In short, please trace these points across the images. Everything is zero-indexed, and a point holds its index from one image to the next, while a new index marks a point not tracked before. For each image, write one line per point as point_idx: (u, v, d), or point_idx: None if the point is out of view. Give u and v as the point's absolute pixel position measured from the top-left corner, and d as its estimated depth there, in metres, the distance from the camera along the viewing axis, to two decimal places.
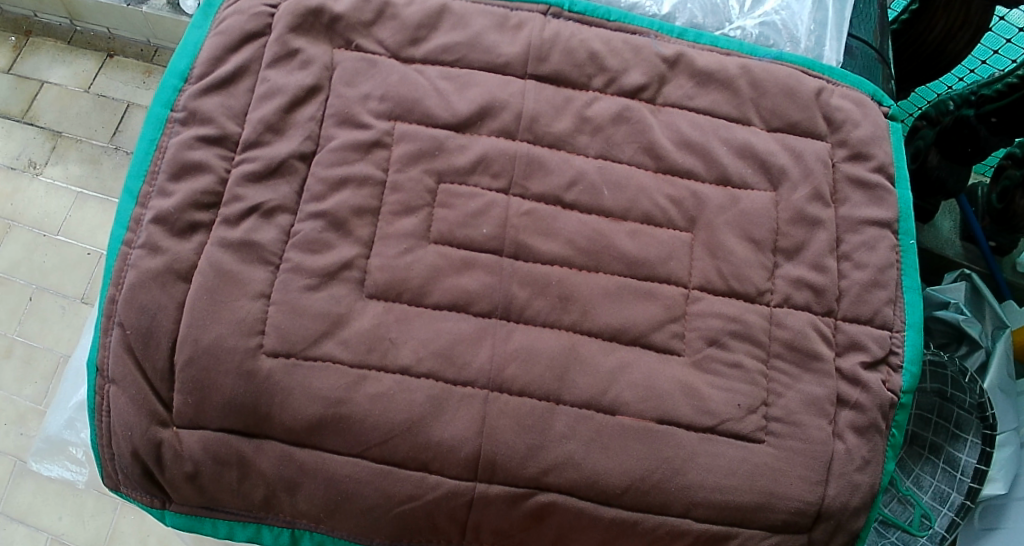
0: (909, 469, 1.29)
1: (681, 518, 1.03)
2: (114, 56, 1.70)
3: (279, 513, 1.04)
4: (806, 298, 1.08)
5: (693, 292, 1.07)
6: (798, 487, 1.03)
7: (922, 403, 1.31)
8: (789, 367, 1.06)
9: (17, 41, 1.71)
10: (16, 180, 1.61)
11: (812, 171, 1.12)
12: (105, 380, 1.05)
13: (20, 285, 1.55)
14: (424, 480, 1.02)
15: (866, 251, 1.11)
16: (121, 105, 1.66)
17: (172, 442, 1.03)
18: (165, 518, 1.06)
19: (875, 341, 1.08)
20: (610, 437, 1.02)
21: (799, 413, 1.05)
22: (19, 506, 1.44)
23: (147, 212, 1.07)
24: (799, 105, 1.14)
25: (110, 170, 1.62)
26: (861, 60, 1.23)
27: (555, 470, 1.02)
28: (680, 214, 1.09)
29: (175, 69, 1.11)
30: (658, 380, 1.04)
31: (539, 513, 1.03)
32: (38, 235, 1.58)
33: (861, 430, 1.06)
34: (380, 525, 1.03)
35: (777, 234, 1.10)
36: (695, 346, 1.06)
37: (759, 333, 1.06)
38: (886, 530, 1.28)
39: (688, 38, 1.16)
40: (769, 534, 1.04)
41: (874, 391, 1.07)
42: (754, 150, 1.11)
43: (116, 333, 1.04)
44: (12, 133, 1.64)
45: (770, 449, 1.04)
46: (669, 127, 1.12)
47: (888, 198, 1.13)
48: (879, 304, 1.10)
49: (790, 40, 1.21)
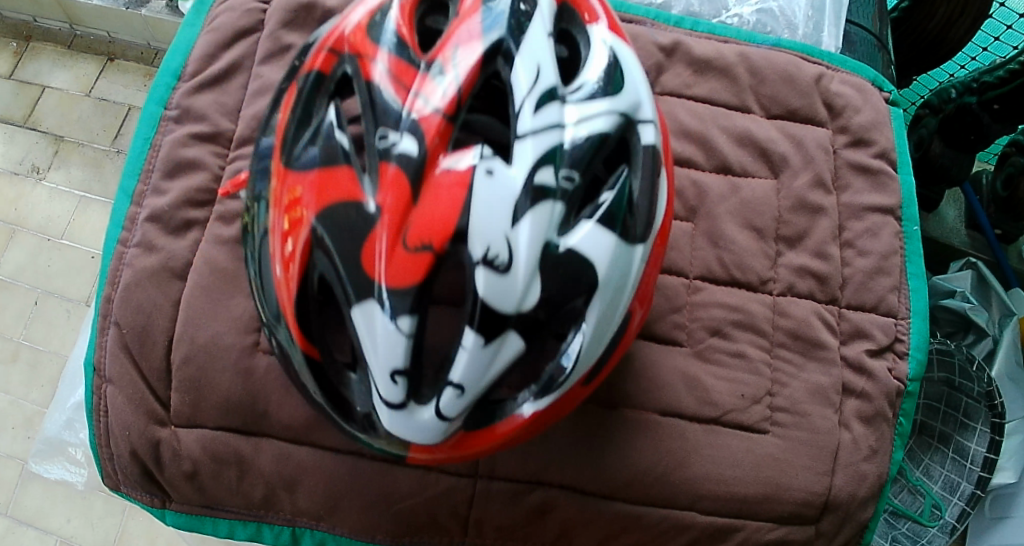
0: (919, 459, 1.28)
1: (685, 511, 1.01)
2: (115, 60, 1.66)
3: (280, 511, 1.03)
4: (810, 287, 1.07)
5: (695, 282, 1.06)
6: (804, 477, 1.02)
7: (931, 392, 1.28)
8: (793, 355, 1.05)
9: (19, 46, 1.69)
10: (20, 185, 1.59)
11: (812, 157, 1.11)
12: (103, 380, 1.04)
13: (26, 289, 1.53)
14: (424, 476, 1.01)
15: (869, 237, 1.10)
16: (123, 108, 1.63)
17: (170, 441, 1.02)
18: (165, 517, 1.04)
19: (881, 329, 1.07)
20: (612, 430, 1.01)
21: (804, 403, 1.04)
22: (29, 509, 1.42)
23: (141, 211, 1.07)
24: (798, 92, 1.13)
25: (112, 173, 1.60)
26: (861, 48, 1.20)
27: (557, 465, 1.01)
28: (680, 205, 1.08)
29: (168, 68, 1.11)
30: (661, 371, 1.03)
31: (542, 508, 1.01)
32: (42, 240, 1.56)
33: (868, 419, 1.05)
34: (381, 521, 1.01)
35: (779, 221, 1.09)
36: (698, 336, 1.05)
37: (762, 322, 1.05)
38: (896, 521, 1.27)
39: (686, 26, 1.16)
40: (776, 526, 1.02)
41: (879, 379, 1.06)
42: (752, 137, 1.11)
43: (113, 332, 1.04)
44: (15, 138, 1.62)
45: (775, 440, 1.03)
46: (668, 115, 1.11)
47: (891, 183, 1.12)
48: (883, 291, 1.08)
49: (788, 26, 1.21)
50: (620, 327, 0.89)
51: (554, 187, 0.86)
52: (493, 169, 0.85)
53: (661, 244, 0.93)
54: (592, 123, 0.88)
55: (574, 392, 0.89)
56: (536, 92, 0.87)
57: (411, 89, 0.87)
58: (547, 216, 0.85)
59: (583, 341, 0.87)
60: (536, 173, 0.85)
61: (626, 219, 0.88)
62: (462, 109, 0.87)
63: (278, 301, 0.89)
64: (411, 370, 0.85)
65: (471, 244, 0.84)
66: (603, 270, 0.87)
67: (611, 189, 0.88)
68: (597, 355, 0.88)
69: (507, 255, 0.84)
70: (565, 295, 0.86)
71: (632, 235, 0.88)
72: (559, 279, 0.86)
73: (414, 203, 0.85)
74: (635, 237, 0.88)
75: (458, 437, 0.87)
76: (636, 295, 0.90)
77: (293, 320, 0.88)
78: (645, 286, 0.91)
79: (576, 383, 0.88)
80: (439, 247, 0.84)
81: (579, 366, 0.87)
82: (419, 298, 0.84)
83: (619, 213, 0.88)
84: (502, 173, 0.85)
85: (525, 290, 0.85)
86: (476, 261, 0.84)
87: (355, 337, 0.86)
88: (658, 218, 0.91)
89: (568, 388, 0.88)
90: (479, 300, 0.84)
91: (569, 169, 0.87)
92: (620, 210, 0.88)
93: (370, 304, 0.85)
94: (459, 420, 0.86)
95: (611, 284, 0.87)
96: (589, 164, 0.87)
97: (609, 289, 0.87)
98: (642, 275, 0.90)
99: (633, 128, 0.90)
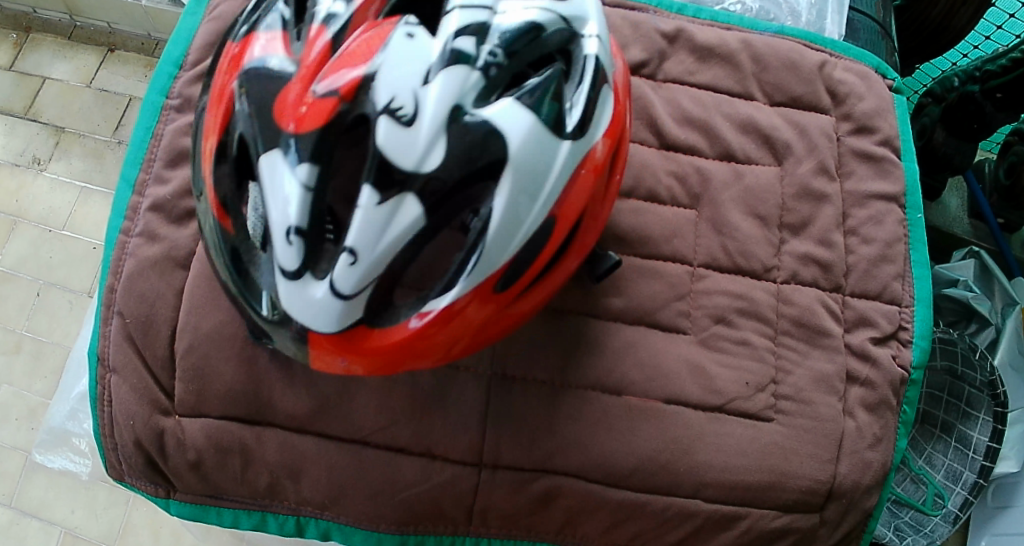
0: (921, 448, 1.27)
1: (690, 499, 1.01)
2: (116, 51, 1.66)
3: (285, 500, 1.03)
4: (813, 274, 1.07)
5: (699, 270, 1.06)
6: (808, 466, 1.02)
7: (932, 381, 1.28)
8: (797, 343, 1.05)
9: (18, 38, 1.68)
10: (21, 176, 1.59)
11: (816, 145, 1.11)
12: (107, 370, 1.03)
13: (28, 281, 1.53)
14: (429, 465, 1.01)
15: (873, 225, 1.09)
16: (123, 99, 1.63)
17: (174, 430, 1.02)
18: (170, 507, 1.04)
19: (884, 316, 1.07)
20: (616, 418, 1.01)
21: (808, 391, 1.04)
22: (33, 500, 1.42)
23: (143, 200, 1.07)
24: (802, 79, 1.13)
25: (113, 163, 1.59)
26: (864, 35, 1.19)
27: (562, 453, 1.00)
28: (684, 192, 1.08)
29: (170, 57, 1.12)
30: (665, 359, 1.03)
31: (547, 496, 1.01)
32: (44, 231, 1.56)
33: (872, 406, 1.04)
34: (386, 510, 1.01)
35: (783, 209, 1.09)
36: (702, 324, 1.04)
37: (766, 310, 1.05)
38: (898, 509, 1.27)
39: (688, 13, 1.16)
40: (780, 514, 1.02)
41: (883, 367, 1.05)
42: (756, 125, 1.11)
43: (116, 321, 1.03)
44: (16, 129, 1.61)
45: (780, 428, 1.03)
46: (671, 103, 1.11)
47: (895, 171, 1.12)
48: (887, 279, 1.08)
49: (791, 14, 1.21)
50: (542, 231, 0.88)
51: (474, 56, 0.87)
52: (416, 33, 0.86)
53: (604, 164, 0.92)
54: (525, 17, 0.89)
55: (486, 291, 0.87)
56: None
57: None
58: (462, 78, 0.86)
59: (495, 215, 0.86)
60: (456, 39, 0.86)
61: (556, 115, 0.88)
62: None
63: (204, 175, 0.90)
64: (310, 231, 0.85)
65: (376, 94, 0.85)
66: (516, 140, 0.86)
67: (537, 76, 0.89)
68: (514, 244, 0.87)
69: (412, 107, 0.85)
70: (462, 175, 0.86)
71: (561, 128, 0.88)
72: (459, 152, 0.85)
73: (331, 58, 0.87)
74: (564, 132, 0.88)
75: (355, 331, 0.86)
76: (564, 197, 0.89)
77: (212, 191, 0.89)
78: (582, 187, 0.90)
79: (492, 276, 0.87)
80: (347, 94, 0.85)
81: (490, 257, 0.87)
82: (326, 151, 0.85)
83: (546, 98, 0.88)
84: (425, 38, 0.87)
85: (428, 147, 0.85)
86: (379, 110, 0.85)
87: (259, 183, 0.88)
88: (599, 126, 0.91)
89: (486, 273, 0.87)
90: (377, 150, 0.85)
91: (493, 46, 0.87)
92: (544, 95, 0.88)
93: (275, 153, 0.85)
94: (361, 293, 0.85)
95: (528, 167, 0.87)
96: (513, 57, 0.88)
97: (524, 170, 0.87)
98: (569, 177, 0.89)
99: (577, 41, 0.91)
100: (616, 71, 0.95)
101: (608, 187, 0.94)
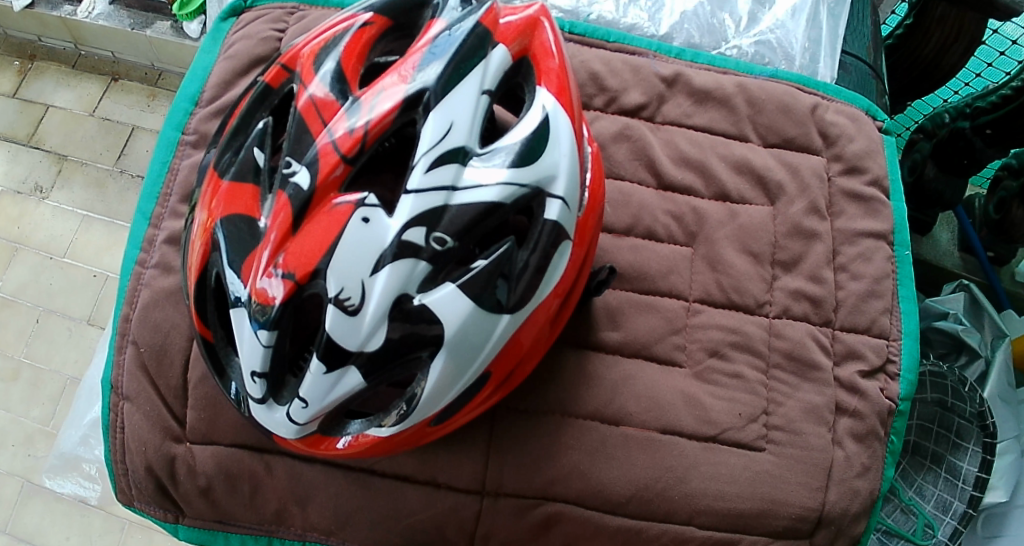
0: (912, 479, 1.32)
1: (684, 526, 1.05)
2: (119, 80, 1.71)
3: (291, 526, 1.06)
4: (804, 310, 1.11)
5: (694, 305, 1.11)
6: (798, 493, 1.06)
7: (923, 413, 1.33)
8: (788, 376, 1.09)
9: (22, 65, 1.73)
10: (23, 204, 1.63)
11: (808, 186, 1.15)
12: (119, 397, 1.07)
13: (28, 308, 1.57)
14: (433, 493, 1.05)
15: (862, 262, 1.14)
16: (125, 128, 1.67)
17: (185, 457, 1.06)
18: (178, 532, 1.08)
19: (872, 349, 1.11)
20: (614, 448, 1.05)
21: (799, 421, 1.08)
22: (29, 526, 1.45)
23: (159, 233, 1.12)
24: (794, 121, 1.17)
25: (116, 193, 1.63)
26: (856, 76, 1.25)
27: (562, 481, 1.04)
28: (681, 230, 1.13)
29: (185, 94, 1.17)
30: (661, 391, 1.07)
31: (547, 522, 1.05)
32: (45, 258, 1.59)
33: (860, 436, 1.08)
34: (391, 536, 1.05)
35: (775, 247, 1.13)
36: (697, 357, 1.09)
37: (759, 344, 1.10)
38: (888, 539, 1.31)
39: (686, 57, 1.21)
40: (771, 541, 1.06)
41: (871, 398, 1.09)
42: (750, 166, 1.15)
43: (130, 351, 1.08)
44: (19, 156, 1.66)
45: (771, 457, 1.06)
46: (669, 143, 1.16)
47: (884, 210, 1.16)
48: (875, 314, 1.12)
49: (785, 58, 1.25)
50: (475, 386, 0.95)
51: (423, 246, 0.91)
52: (372, 217, 0.91)
53: (546, 320, 0.97)
54: (482, 197, 0.92)
55: (421, 428, 0.95)
56: (436, 151, 0.92)
57: (353, 97, 0.93)
58: (407, 270, 0.91)
59: (429, 382, 0.93)
60: (407, 230, 0.91)
61: (499, 284, 0.93)
62: (363, 152, 0.92)
63: (195, 224, 0.96)
64: (271, 371, 0.92)
65: (328, 281, 0.90)
66: (452, 328, 0.92)
67: (486, 257, 0.93)
68: (446, 399, 0.94)
69: (359, 297, 0.90)
70: (408, 346, 0.92)
71: (499, 304, 0.93)
72: (402, 321, 0.91)
73: (293, 232, 0.91)
74: (502, 306, 0.93)
75: (313, 437, 0.95)
76: (497, 358, 0.95)
77: (197, 257, 0.95)
78: (514, 351, 0.96)
79: (427, 419, 0.95)
80: (301, 279, 0.90)
81: (425, 407, 0.94)
82: (286, 315, 0.91)
83: (490, 281, 0.93)
84: (381, 222, 0.91)
85: (368, 335, 0.91)
86: (330, 297, 0.90)
87: (230, 319, 0.94)
88: (542, 293, 0.96)
89: (421, 419, 0.94)
90: (325, 336, 0.91)
91: (443, 233, 0.91)
92: (490, 274, 0.93)
93: (241, 311, 0.92)
94: (310, 426, 0.94)
95: (463, 343, 0.93)
96: (465, 234, 0.92)
97: (458, 346, 0.93)
98: (505, 344, 0.95)
99: (541, 201, 0.95)
100: (580, 211, 0.99)
101: (556, 317, 1.00)
